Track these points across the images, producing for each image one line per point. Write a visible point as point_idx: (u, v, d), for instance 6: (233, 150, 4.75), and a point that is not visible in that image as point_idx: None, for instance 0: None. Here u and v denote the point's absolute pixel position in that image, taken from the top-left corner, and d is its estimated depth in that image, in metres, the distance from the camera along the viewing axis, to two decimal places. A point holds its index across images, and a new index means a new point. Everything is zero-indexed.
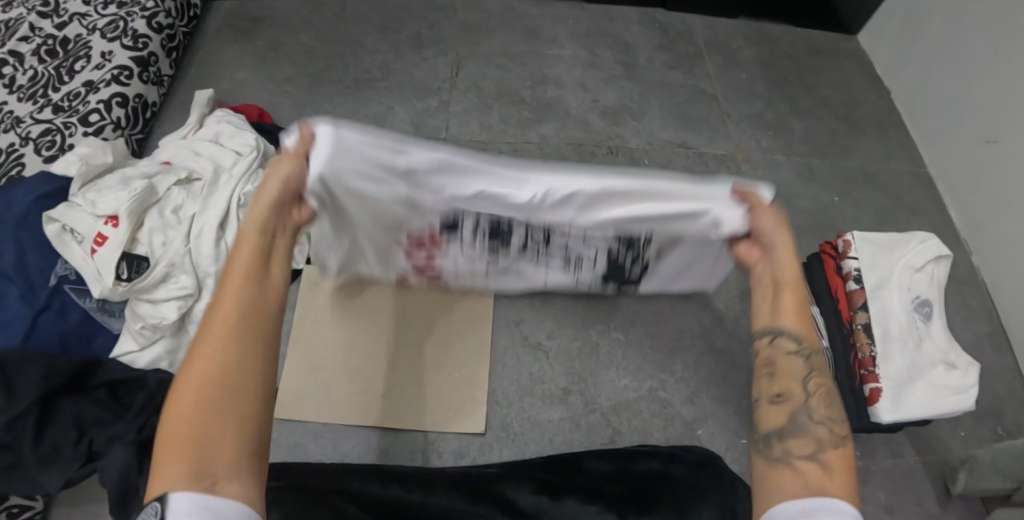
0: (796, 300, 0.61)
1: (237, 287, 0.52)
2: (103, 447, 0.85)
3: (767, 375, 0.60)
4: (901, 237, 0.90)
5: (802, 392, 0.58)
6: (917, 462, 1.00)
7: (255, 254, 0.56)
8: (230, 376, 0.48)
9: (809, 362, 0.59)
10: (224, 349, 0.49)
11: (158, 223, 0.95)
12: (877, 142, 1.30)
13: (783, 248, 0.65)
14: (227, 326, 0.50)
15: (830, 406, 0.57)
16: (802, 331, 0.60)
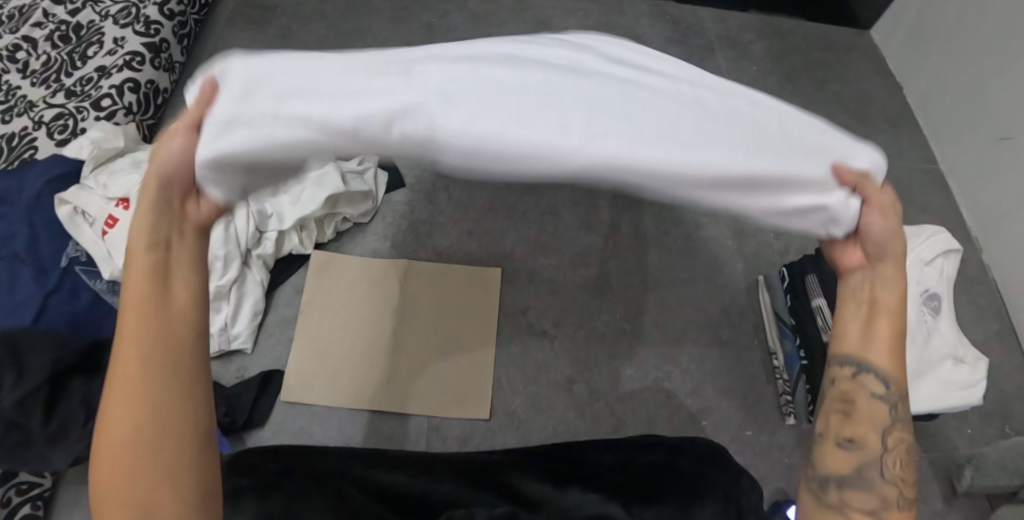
0: (896, 341, 0.48)
1: (136, 327, 0.45)
2: None
3: (842, 413, 0.50)
4: (912, 230, 0.90)
5: (879, 444, 0.49)
6: (923, 459, 1.00)
7: (147, 279, 0.46)
8: (146, 432, 0.44)
9: (895, 411, 0.49)
10: (132, 400, 0.44)
11: None
12: (889, 138, 1.29)
13: (896, 269, 0.48)
14: (133, 373, 0.44)
15: (907, 464, 0.49)
16: (894, 374, 0.48)
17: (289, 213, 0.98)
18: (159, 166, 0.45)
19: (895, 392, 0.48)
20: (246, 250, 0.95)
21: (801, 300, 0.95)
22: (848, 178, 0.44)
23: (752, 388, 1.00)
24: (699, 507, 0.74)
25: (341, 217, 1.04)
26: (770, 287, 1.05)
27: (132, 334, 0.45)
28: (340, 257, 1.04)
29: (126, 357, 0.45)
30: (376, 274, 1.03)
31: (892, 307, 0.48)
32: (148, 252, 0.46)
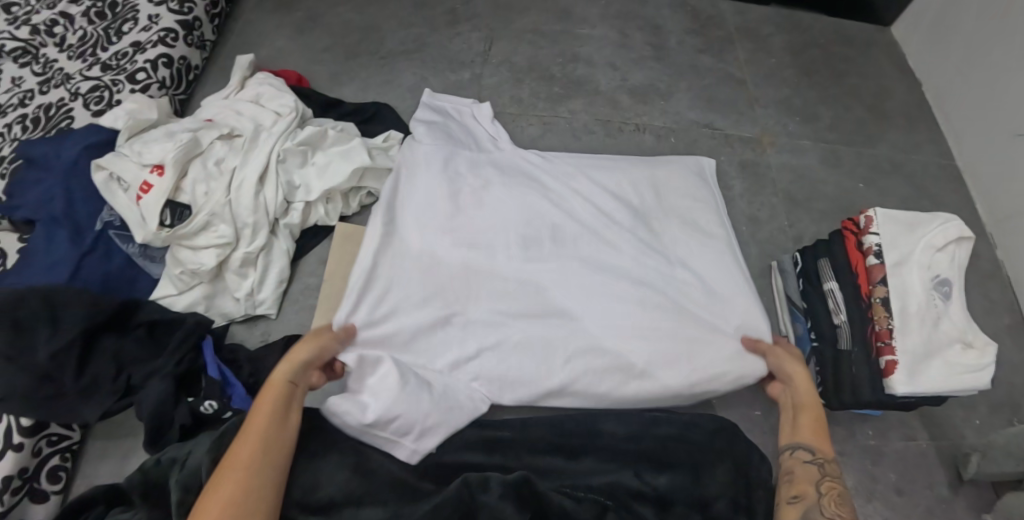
0: (818, 429, 0.79)
1: (268, 416, 0.71)
2: (141, 382, 0.91)
3: (787, 481, 0.75)
4: (923, 216, 0.91)
5: (816, 493, 0.73)
6: (930, 446, 1.01)
7: (280, 399, 0.73)
8: (245, 499, 0.64)
9: (824, 470, 0.75)
10: (249, 465, 0.66)
11: (201, 174, 0.99)
12: (905, 133, 1.30)
13: (801, 380, 0.83)
14: (252, 454, 0.67)
15: (841, 504, 0.72)
16: (819, 446, 0.77)
17: (316, 186, 1.03)
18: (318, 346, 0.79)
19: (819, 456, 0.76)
20: (274, 219, 1.01)
21: (813, 283, 0.97)
22: (760, 346, 0.88)
23: None
24: (710, 478, 0.78)
25: (366, 191, 1.08)
26: (783, 273, 1.05)
27: (264, 418, 0.70)
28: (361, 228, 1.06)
29: (252, 432, 0.69)
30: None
31: (810, 409, 0.80)
32: (284, 386, 0.74)
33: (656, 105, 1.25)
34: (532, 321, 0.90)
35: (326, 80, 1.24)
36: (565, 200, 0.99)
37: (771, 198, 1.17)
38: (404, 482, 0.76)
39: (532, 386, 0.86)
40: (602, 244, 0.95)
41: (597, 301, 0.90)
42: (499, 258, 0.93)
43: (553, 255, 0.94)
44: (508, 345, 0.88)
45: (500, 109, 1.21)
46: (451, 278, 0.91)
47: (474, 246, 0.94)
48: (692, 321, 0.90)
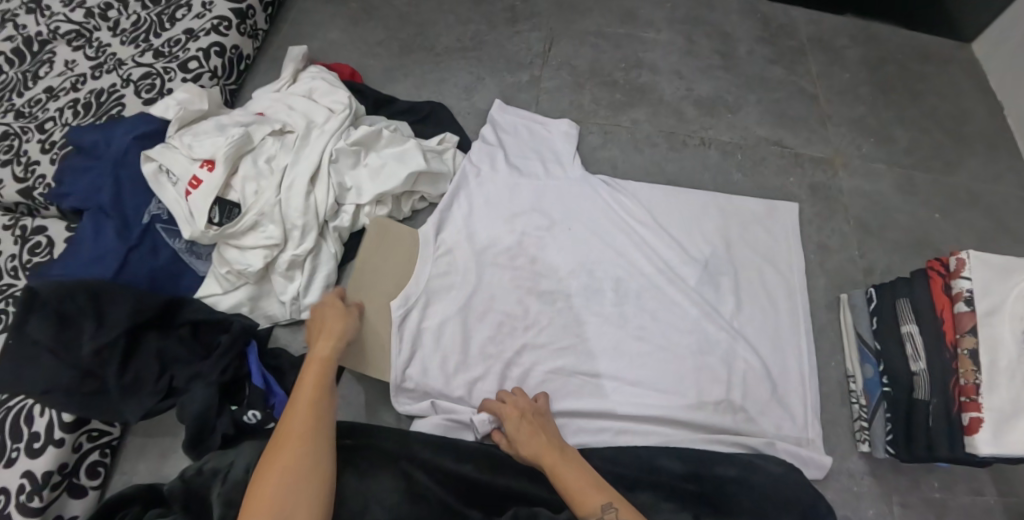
0: (584, 487, 0.70)
1: (314, 395, 0.74)
2: (184, 384, 0.88)
3: None
4: (1019, 261, 0.84)
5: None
6: (998, 502, 0.96)
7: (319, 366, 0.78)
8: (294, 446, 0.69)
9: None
10: (301, 436, 0.70)
11: (252, 171, 0.96)
12: (986, 160, 1.22)
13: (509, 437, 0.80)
14: (304, 405, 0.73)
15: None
16: (589, 509, 0.68)
17: (368, 188, 0.99)
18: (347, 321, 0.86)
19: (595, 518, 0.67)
20: (324, 221, 0.97)
21: (888, 324, 0.92)
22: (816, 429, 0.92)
23: (825, 409, 0.98)
24: None
25: (419, 196, 1.05)
26: (853, 307, 1.00)
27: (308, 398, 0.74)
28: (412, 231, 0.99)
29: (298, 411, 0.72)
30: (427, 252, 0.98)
31: (571, 472, 0.72)
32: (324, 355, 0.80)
33: (722, 118, 1.18)
34: (591, 373, 0.92)
35: (379, 76, 1.20)
36: (630, 246, 1.00)
37: (841, 226, 1.10)
38: (455, 510, 0.74)
39: (588, 435, 0.88)
40: (664, 301, 0.97)
41: (654, 358, 0.93)
42: (560, 308, 0.96)
43: (614, 306, 0.96)
44: (565, 401, 0.90)
45: (559, 114, 1.16)
46: (510, 322, 0.94)
47: (533, 292, 0.96)
48: (749, 385, 0.93)
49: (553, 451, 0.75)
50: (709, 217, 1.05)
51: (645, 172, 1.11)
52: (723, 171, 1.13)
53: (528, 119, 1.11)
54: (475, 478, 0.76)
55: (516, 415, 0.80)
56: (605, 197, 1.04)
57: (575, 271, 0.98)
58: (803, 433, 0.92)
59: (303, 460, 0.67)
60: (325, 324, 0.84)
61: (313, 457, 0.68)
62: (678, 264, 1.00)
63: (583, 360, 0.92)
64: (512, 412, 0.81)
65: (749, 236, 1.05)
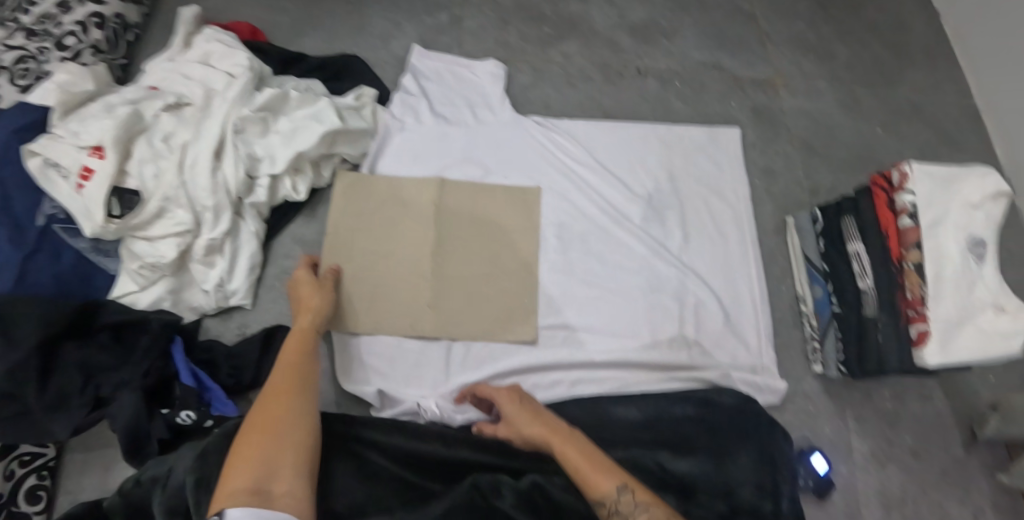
0: (591, 466, 0.66)
1: (296, 368, 0.71)
2: (112, 393, 0.82)
3: None
4: (959, 171, 0.84)
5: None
6: (946, 406, 0.99)
7: (301, 344, 0.75)
8: (277, 421, 0.64)
9: (631, 505, 0.63)
10: (283, 401, 0.67)
11: (147, 153, 0.86)
12: (927, 71, 1.19)
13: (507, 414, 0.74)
14: (286, 382, 0.69)
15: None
16: (603, 491, 0.64)
17: (281, 155, 0.90)
18: (308, 308, 0.79)
19: (615, 497, 0.64)
20: (237, 199, 0.89)
21: (835, 244, 0.91)
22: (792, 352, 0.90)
23: (779, 333, 0.98)
24: (734, 462, 0.76)
25: (339, 158, 0.95)
26: (800, 230, 0.99)
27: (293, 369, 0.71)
28: (365, 175, 0.94)
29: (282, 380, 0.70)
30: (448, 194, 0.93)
31: (578, 452, 0.68)
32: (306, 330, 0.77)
33: (659, 45, 1.12)
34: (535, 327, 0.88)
35: (285, 31, 1.09)
36: (571, 189, 0.96)
37: (784, 147, 1.07)
38: (412, 484, 0.71)
39: (544, 391, 0.85)
40: (611, 241, 0.94)
41: (603, 302, 0.90)
42: (496, 263, 0.90)
43: (559, 252, 0.92)
44: (517, 359, 0.86)
45: (485, 54, 1.08)
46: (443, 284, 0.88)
47: (452, 250, 0.90)
48: (702, 318, 0.92)
49: (558, 430, 0.70)
50: (650, 150, 1.01)
51: (580, 108, 1.05)
52: (662, 100, 1.08)
53: (452, 63, 1.03)
54: (425, 452, 0.74)
55: (511, 399, 0.74)
56: (540, 140, 0.99)
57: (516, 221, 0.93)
58: (760, 361, 0.92)
59: (286, 427, 0.64)
60: (304, 294, 0.81)
61: (296, 426, 0.65)
62: (620, 200, 0.96)
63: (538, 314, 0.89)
64: (506, 394, 0.75)
65: (691, 165, 1.01)
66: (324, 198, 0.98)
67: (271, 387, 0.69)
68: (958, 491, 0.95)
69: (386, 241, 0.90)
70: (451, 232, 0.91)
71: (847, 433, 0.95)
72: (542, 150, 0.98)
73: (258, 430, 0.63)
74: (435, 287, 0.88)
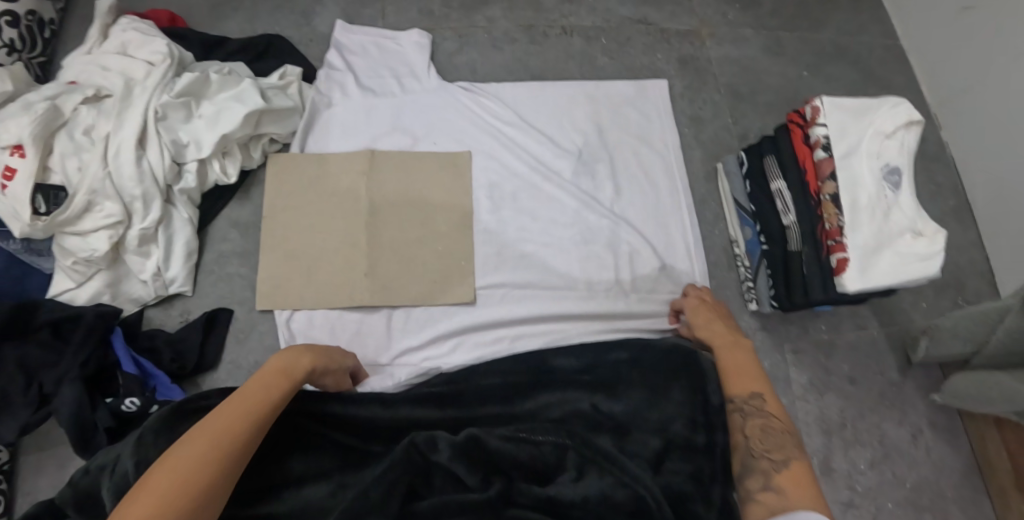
0: (737, 371, 0.79)
1: (258, 403, 0.64)
2: (55, 388, 0.80)
3: (762, 433, 0.72)
4: (872, 102, 0.86)
5: (744, 439, 0.73)
6: (880, 333, 1.04)
7: (277, 381, 0.68)
8: (212, 459, 0.58)
9: (750, 410, 0.75)
10: (229, 437, 0.60)
11: (69, 146, 0.85)
12: (850, 12, 1.21)
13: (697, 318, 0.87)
14: (244, 418, 0.62)
15: (767, 439, 0.71)
16: (741, 391, 0.77)
17: (207, 138, 0.90)
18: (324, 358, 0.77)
19: (742, 398, 0.76)
20: (166, 186, 0.90)
21: (759, 183, 0.94)
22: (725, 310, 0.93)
23: (715, 276, 1.01)
24: (667, 400, 0.78)
25: (268, 138, 0.96)
26: (727, 174, 1.01)
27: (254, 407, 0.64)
28: (294, 154, 0.95)
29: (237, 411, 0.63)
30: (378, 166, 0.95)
31: (733, 356, 0.80)
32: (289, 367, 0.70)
33: (584, 3, 1.13)
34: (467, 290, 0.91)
35: (205, 16, 1.08)
36: (501, 151, 0.98)
37: (712, 95, 1.09)
38: (352, 447, 0.74)
39: (485, 346, 0.88)
40: (543, 198, 0.96)
41: (538, 257, 0.93)
42: (426, 234, 0.93)
43: (492, 213, 0.95)
44: (456, 320, 0.89)
45: (410, 25, 1.08)
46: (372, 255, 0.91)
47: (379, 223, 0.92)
48: (637, 265, 0.94)
49: (731, 342, 0.82)
50: (577, 107, 1.03)
51: (507, 72, 1.06)
52: (589, 58, 1.09)
53: (376, 35, 1.04)
54: (362, 412, 0.77)
55: (705, 313, 0.87)
56: (468, 104, 1.01)
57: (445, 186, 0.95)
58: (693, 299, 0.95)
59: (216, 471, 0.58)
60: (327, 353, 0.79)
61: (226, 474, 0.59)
62: (549, 157, 0.99)
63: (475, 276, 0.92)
64: (704, 309, 0.88)
65: (619, 120, 1.03)
66: (256, 180, 0.98)
67: (226, 414, 0.62)
68: (896, 413, 1.00)
69: (322, 216, 0.92)
70: (384, 205, 0.93)
71: (786, 366, 0.99)
72: (468, 115, 1.00)
73: (205, 449, 0.58)
74: (370, 257, 0.91)
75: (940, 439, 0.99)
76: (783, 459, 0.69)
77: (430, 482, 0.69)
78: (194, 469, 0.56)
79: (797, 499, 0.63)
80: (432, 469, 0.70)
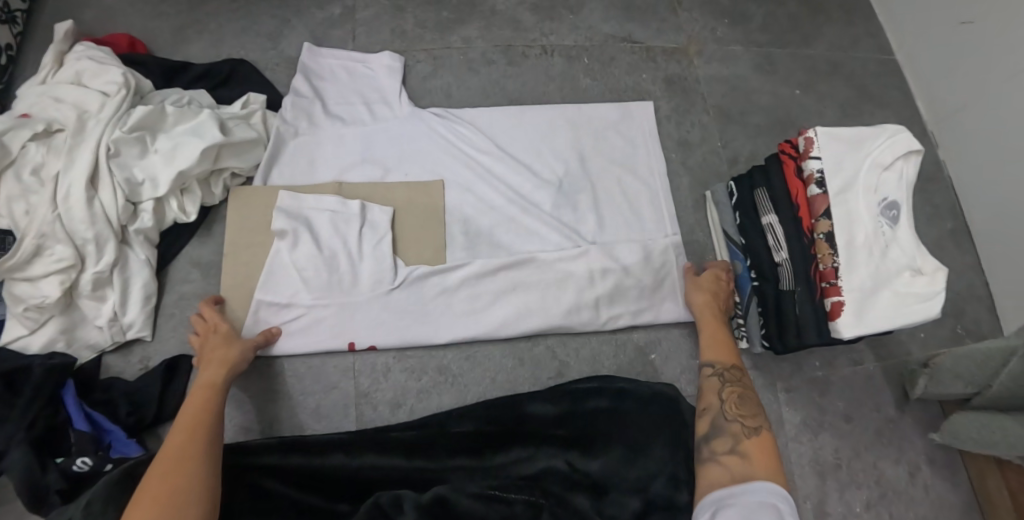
0: (718, 344, 0.80)
1: (197, 418, 0.69)
2: (5, 446, 0.75)
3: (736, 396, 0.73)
4: (870, 131, 0.81)
5: (719, 402, 0.73)
6: (877, 368, 0.99)
7: (209, 392, 0.73)
8: (178, 469, 0.62)
9: (727, 377, 0.76)
10: (180, 458, 0.64)
11: (16, 189, 0.81)
12: (844, 26, 1.15)
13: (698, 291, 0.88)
14: (183, 439, 0.66)
15: (741, 404, 0.71)
16: (720, 358, 0.78)
17: (164, 176, 0.85)
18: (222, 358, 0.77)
19: (722, 364, 0.77)
20: (121, 226, 0.85)
21: (749, 216, 0.89)
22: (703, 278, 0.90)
23: None
24: (647, 455, 0.73)
25: (229, 172, 0.90)
26: (717, 203, 0.96)
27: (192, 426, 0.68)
28: (257, 188, 0.90)
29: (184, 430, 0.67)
30: (351, 194, 0.91)
31: (715, 333, 0.82)
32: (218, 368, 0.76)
33: (565, 21, 1.07)
34: (437, 332, 0.86)
35: (168, 40, 1.03)
36: (477, 181, 0.93)
37: (700, 118, 1.04)
38: (320, 509, 0.70)
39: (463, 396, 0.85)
40: (520, 232, 0.91)
41: (518, 294, 0.88)
42: (393, 265, 0.86)
43: (467, 250, 0.90)
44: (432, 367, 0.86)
45: (380, 47, 1.03)
46: (336, 291, 0.85)
47: (345, 254, 0.86)
48: (622, 300, 0.89)
49: (716, 326, 0.83)
50: (557, 133, 0.98)
51: (483, 95, 1.01)
52: (571, 79, 1.03)
53: (346, 59, 0.99)
54: (325, 467, 0.73)
55: (702, 288, 0.88)
56: (441, 132, 0.96)
57: (421, 219, 0.90)
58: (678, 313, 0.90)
59: (189, 479, 0.62)
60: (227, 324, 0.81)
61: (201, 478, 0.63)
62: (527, 186, 0.94)
63: (446, 317, 0.86)
64: (711, 281, 0.88)
65: (602, 145, 0.98)
66: (219, 215, 0.93)
67: (174, 440, 0.66)
68: (892, 451, 0.95)
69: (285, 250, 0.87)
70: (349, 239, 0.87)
71: (778, 405, 0.95)
72: (441, 142, 0.95)
73: (168, 472, 0.62)
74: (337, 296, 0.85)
75: (938, 476, 0.95)
76: (755, 426, 0.69)
77: None
78: (165, 489, 0.60)
79: (761, 468, 0.63)
80: None
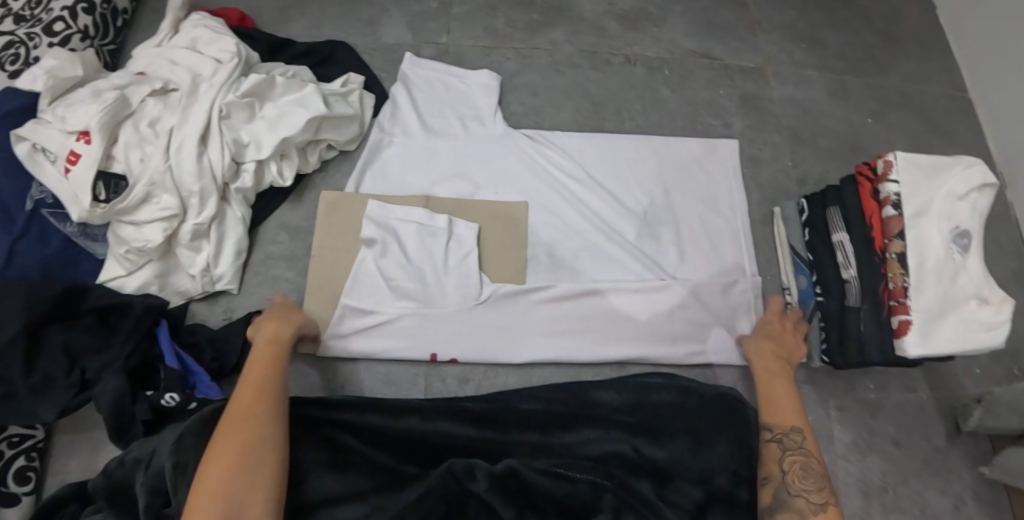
0: (779, 405, 0.80)
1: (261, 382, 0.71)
2: (97, 375, 0.80)
3: (797, 464, 0.74)
4: (946, 161, 0.83)
5: (780, 472, 0.74)
6: (930, 398, 1.00)
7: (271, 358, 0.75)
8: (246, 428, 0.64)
9: (788, 444, 0.76)
10: (247, 416, 0.66)
11: (134, 138, 0.86)
12: (919, 61, 1.18)
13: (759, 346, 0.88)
14: (249, 400, 0.68)
15: (805, 477, 0.72)
16: (782, 420, 0.78)
17: (267, 141, 0.91)
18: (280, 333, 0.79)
19: (781, 430, 0.77)
20: (223, 184, 0.90)
21: (819, 234, 0.91)
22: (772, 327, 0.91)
23: None
24: (711, 448, 0.75)
25: (326, 144, 0.97)
26: (786, 219, 0.99)
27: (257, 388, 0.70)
28: (350, 194, 0.95)
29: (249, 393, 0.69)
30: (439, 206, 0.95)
31: (781, 390, 0.82)
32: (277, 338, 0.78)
33: (648, 32, 1.12)
34: (516, 350, 0.89)
35: (273, 17, 1.09)
36: (562, 205, 0.97)
37: (772, 136, 1.07)
38: (389, 467, 0.72)
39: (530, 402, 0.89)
40: (603, 258, 0.95)
41: (598, 318, 0.91)
42: (478, 280, 0.90)
43: (549, 272, 0.94)
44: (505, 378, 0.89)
45: (471, 42, 1.08)
46: (422, 299, 0.89)
47: (432, 269, 0.90)
48: (696, 332, 0.92)
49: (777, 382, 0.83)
50: (643, 161, 1.01)
51: (566, 96, 1.06)
52: (650, 89, 1.08)
53: (443, 71, 1.04)
54: (399, 430, 0.77)
55: (770, 343, 0.88)
56: (530, 154, 1.00)
57: (505, 236, 0.94)
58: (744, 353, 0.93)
59: (257, 438, 0.64)
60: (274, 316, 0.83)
61: (268, 438, 0.65)
62: (611, 214, 0.97)
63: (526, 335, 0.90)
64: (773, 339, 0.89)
65: (686, 176, 1.01)
66: (311, 184, 0.98)
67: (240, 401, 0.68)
68: (940, 481, 0.96)
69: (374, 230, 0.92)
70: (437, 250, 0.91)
71: (828, 421, 0.97)
72: (531, 165, 0.99)
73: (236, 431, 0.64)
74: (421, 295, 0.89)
75: (987, 511, 0.95)
76: (820, 502, 0.70)
77: (464, 513, 0.66)
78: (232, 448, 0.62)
79: None
80: (470, 497, 0.67)
